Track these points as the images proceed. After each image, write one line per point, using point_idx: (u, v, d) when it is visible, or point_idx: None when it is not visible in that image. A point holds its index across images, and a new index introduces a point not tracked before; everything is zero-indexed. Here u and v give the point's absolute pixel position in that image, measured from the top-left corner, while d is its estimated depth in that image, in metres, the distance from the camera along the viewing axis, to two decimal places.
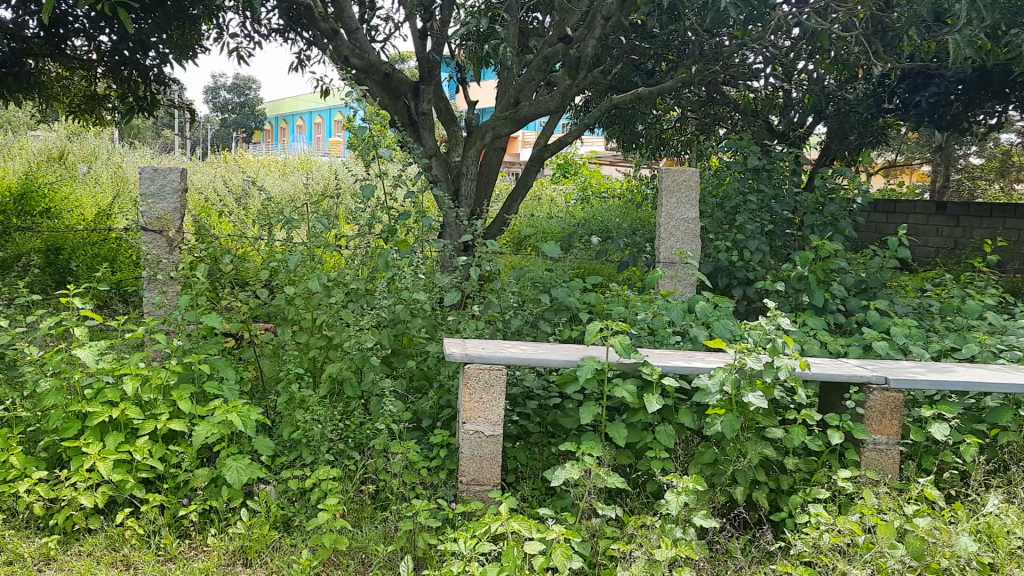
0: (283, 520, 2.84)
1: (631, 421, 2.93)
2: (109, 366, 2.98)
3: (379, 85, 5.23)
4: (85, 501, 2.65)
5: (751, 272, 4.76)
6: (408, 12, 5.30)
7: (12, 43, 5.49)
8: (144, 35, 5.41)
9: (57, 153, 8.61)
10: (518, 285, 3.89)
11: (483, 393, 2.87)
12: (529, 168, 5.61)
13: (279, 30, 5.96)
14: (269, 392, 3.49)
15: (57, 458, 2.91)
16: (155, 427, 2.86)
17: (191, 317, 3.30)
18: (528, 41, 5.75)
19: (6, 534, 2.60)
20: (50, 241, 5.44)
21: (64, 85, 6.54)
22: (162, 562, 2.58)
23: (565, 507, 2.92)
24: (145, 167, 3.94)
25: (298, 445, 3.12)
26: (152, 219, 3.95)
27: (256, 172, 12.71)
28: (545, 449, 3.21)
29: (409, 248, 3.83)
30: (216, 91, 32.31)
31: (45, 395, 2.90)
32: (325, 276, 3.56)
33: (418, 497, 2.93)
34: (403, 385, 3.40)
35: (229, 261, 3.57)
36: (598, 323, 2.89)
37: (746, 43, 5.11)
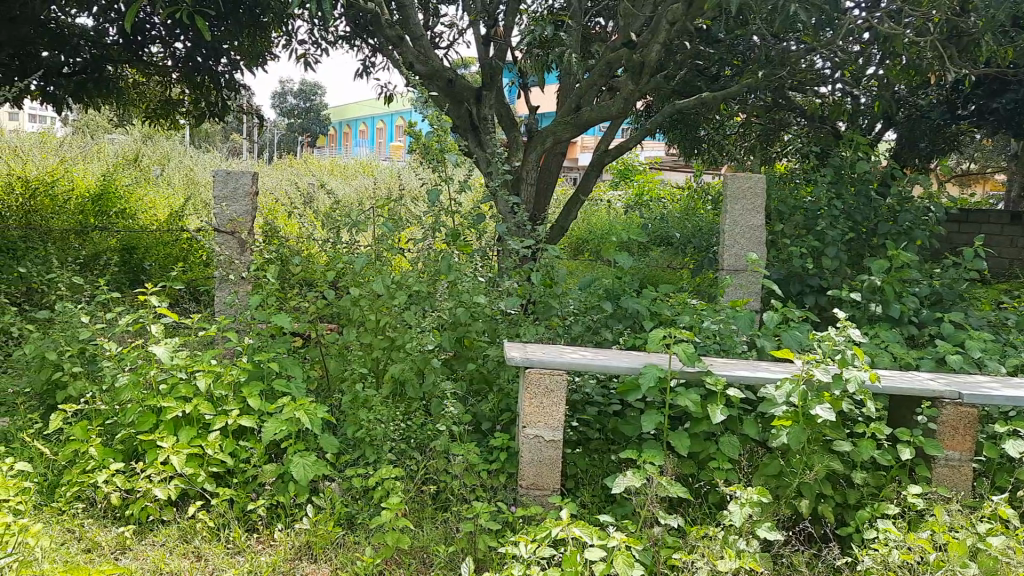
0: (347, 517, 2.89)
1: (694, 431, 2.90)
2: (183, 362, 3.08)
3: (442, 91, 5.28)
4: (160, 493, 2.73)
5: (817, 282, 4.67)
6: (472, 18, 5.35)
7: (93, 49, 5.75)
8: (217, 44, 5.57)
9: (132, 154, 8.89)
10: (581, 291, 3.89)
11: (543, 398, 2.88)
12: (589, 174, 5.58)
13: (346, 37, 6.07)
14: (335, 392, 3.55)
15: (133, 450, 3.00)
16: (225, 423, 2.96)
17: (261, 317, 3.40)
18: (591, 48, 5.74)
19: (85, 522, 2.70)
20: (126, 241, 5.69)
21: (140, 89, 6.77)
22: (231, 554, 2.66)
23: (625, 514, 2.91)
24: (219, 170, 4.05)
25: (362, 443, 3.19)
26: (224, 221, 4.05)
27: (319, 175, 12.96)
28: (605, 456, 3.20)
29: (472, 252, 3.86)
30: (283, 96, 33.26)
31: (122, 389, 3.02)
32: (389, 279, 3.61)
33: (478, 498, 2.95)
34: (463, 388, 3.44)
35: (298, 263, 3.66)
36: (661, 331, 2.87)
37: (815, 48, 5.01)
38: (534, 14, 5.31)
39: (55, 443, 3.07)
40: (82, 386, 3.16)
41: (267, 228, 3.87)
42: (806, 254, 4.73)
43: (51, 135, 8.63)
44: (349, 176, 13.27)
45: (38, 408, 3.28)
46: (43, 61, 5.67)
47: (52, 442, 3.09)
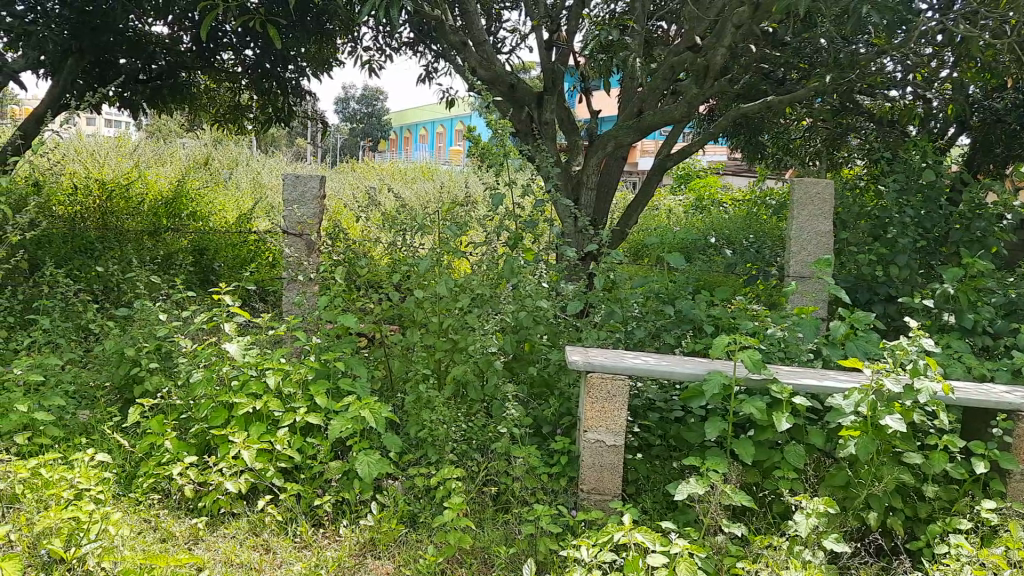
0: (410, 515, 2.93)
1: (759, 439, 2.87)
2: (254, 359, 3.18)
3: (504, 96, 5.31)
4: (232, 487, 2.82)
5: (886, 290, 4.56)
6: (534, 23, 5.37)
7: (168, 57, 6.00)
8: (286, 52, 5.72)
9: (203, 158, 9.16)
10: (643, 296, 3.86)
11: (605, 402, 2.87)
12: (651, 178, 5.55)
13: (409, 43, 6.16)
14: (398, 392, 3.61)
15: (205, 444, 3.11)
16: (293, 419, 3.04)
17: (328, 317, 3.48)
18: (653, 52, 5.71)
19: (161, 512, 2.79)
20: (197, 243, 5.90)
21: (211, 96, 6.97)
22: (299, 548, 2.73)
23: (687, 521, 2.89)
24: (289, 174, 4.17)
25: (424, 443, 3.22)
26: (293, 223, 4.15)
27: (380, 178, 13.12)
28: (667, 463, 3.18)
29: (534, 255, 3.87)
30: (345, 101, 33.87)
31: (196, 385, 3.13)
32: (452, 281, 3.64)
33: (539, 501, 2.97)
34: (524, 391, 3.45)
35: (364, 265, 3.73)
36: (726, 337, 2.84)
37: (886, 50, 4.89)
38: (597, 18, 5.30)
39: (133, 436, 3.19)
40: (158, 381, 3.28)
41: (333, 230, 3.94)
42: (876, 261, 4.62)
43: (127, 139, 8.94)
44: (409, 180, 13.44)
45: (117, 402, 3.41)
46: (121, 68, 5.88)
47: (129, 435, 3.21)
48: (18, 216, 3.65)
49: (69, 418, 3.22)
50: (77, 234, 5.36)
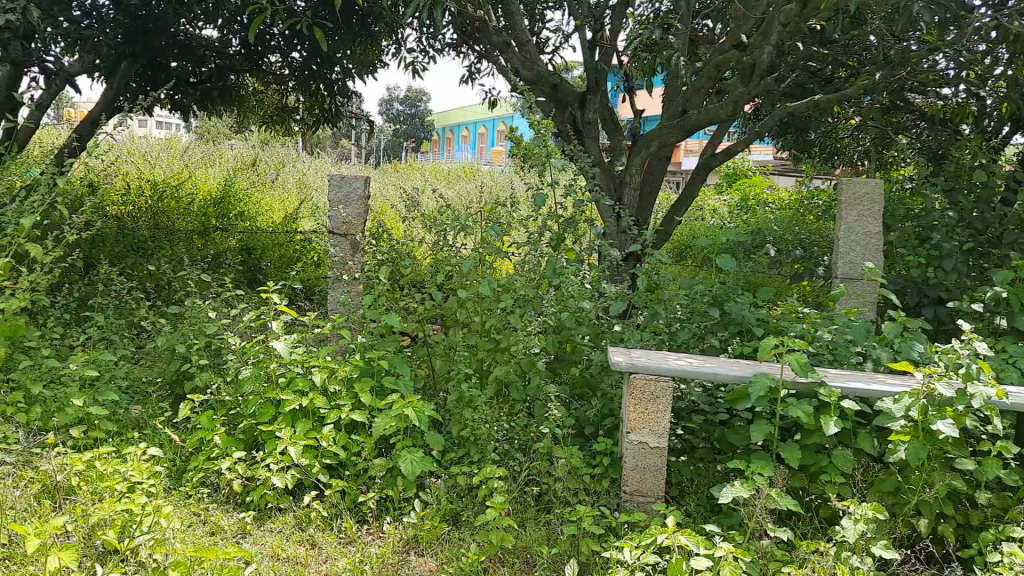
0: (452, 514, 2.95)
1: (805, 443, 2.83)
2: (300, 357, 3.23)
3: (547, 96, 5.31)
4: (278, 482, 2.87)
5: (937, 292, 4.45)
6: (578, 23, 5.35)
7: (217, 60, 6.12)
8: (332, 54, 5.79)
9: (250, 159, 9.32)
10: (688, 297, 3.82)
11: (648, 404, 2.86)
12: (696, 178, 5.50)
13: (453, 44, 6.19)
14: (441, 391, 3.63)
15: (253, 440, 3.17)
16: (338, 417, 3.09)
17: (372, 316, 3.52)
18: (698, 50, 5.66)
19: (210, 506, 2.85)
20: (245, 242, 6.02)
21: (259, 98, 7.08)
22: (343, 544, 2.76)
23: (732, 525, 2.86)
24: (334, 175, 4.23)
25: (466, 442, 3.24)
26: (338, 223, 4.21)
27: (424, 179, 13.23)
28: (711, 466, 3.15)
29: (577, 255, 3.87)
30: (389, 103, 34.22)
31: (245, 381, 3.19)
32: (495, 282, 3.65)
33: (581, 502, 2.96)
34: (566, 391, 3.45)
35: (407, 264, 3.76)
36: (772, 339, 2.81)
37: (938, 47, 4.78)
38: (640, 17, 5.27)
39: (183, 431, 3.26)
40: (208, 377, 3.35)
41: (378, 230, 3.98)
42: (927, 263, 4.51)
43: (177, 141, 9.14)
44: (452, 181, 13.53)
45: (169, 397, 3.49)
46: (173, 71, 6.02)
47: (180, 430, 3.28)
48: (75, 216, 3.75)
49: (123, 413, 3.30)
50: (130, 233, 5.49)
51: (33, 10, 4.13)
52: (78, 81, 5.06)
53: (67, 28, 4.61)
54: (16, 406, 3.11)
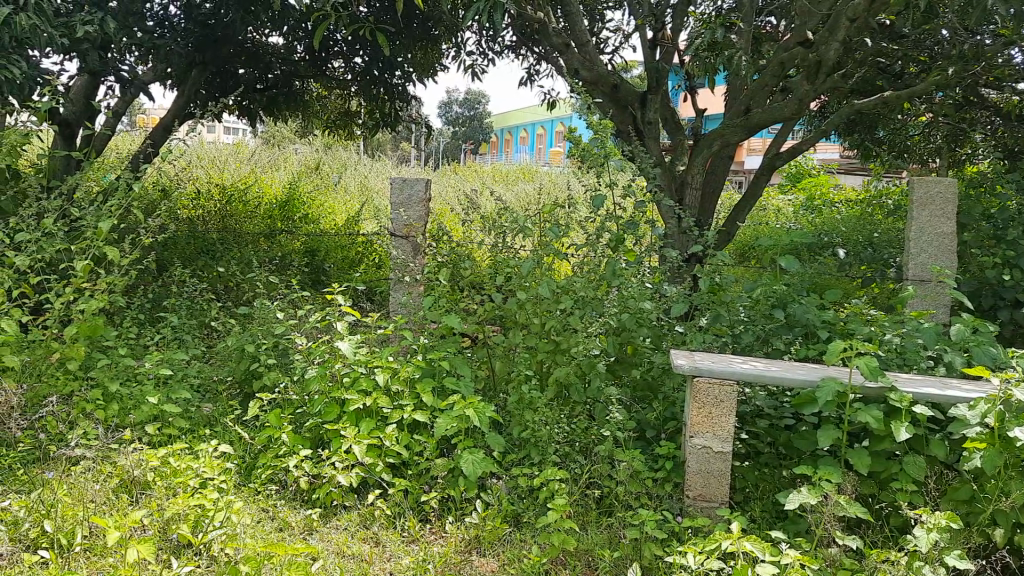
0: (514, 515, 2.96)
1: (875, 449, 2.76)
2: (363, 357, 3.29)
3: (607, 97, 5.29)
4: (343, 480, 2.92)
5: (1014, 295, 4.29)
6: (638, 22, 5.31)
7: (283, 66, 6.27)
8: (393, 58, 5.87)
9: (314, 163, 9.50)
10: (751, 299, 3.76)
11: (712, 407, 2.82)
12: (759, 178, 5.41)
13: (512, 46, 6.21)
14: (501, 392, 3.64)
15: (318, 438, 3.24)
16: (401, 417, 3.13)
17: (433, 317, 3.56)
18: (761, 48, 5.56)
19: (278, 503, 2.92)
20: (308, 245, 6.17)
21: (322, 103, 7.21)
22: (406, 542, 2.80)
23: (798, 532, 2.80)
24: (395, 177, 4.28)
25: (527, 444, 3.25)
26: (400, 225, 4.27)
27: (483, 181, 13.32)
28: (776, 471, 3.10)
29: (636, 256, 3.80)
30: (448, 105, 34.53)
31: (311, 381, 3.26)
32: (555, 283, 3.64)
33: (643, 506, 2.94)
34: (627, 394, 3.42)
35: (468, 266, 3.79)
36: (840, 342, 2.74)
37: (1015, 40, 4.61)
38: (702, 16, 5.21)
39: (252, 429, 3.35)
40: (275, 377, 3.43)
41: (438, 232, 4.01)
42: (1004, 264, 4.35)
43: (244, 145, 9.38)
44: (510, 182, 13.59)
45: (238, 396, 3.59)
46: (240, 78, 6.18)
47: (249, 427, 3.37)
48: (150, 219, 3.88)
49: (194, 410, 3.40)
50: (199, 237, 5.67)
51: (109, 22, 4.29)
52: (151, 89, 5.24)
53: (141, 38, 4.78)
54: (95, 403, 3.23)
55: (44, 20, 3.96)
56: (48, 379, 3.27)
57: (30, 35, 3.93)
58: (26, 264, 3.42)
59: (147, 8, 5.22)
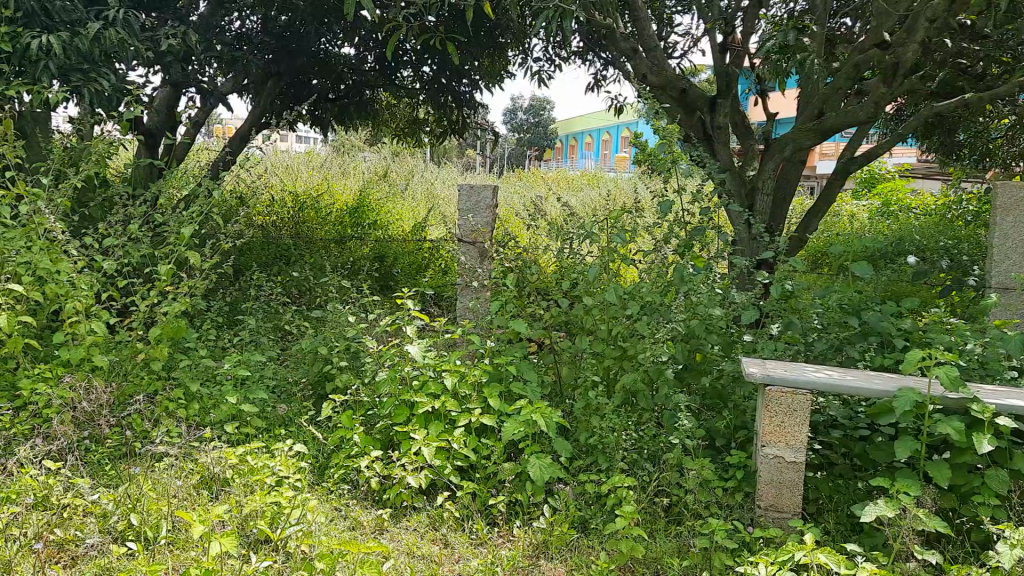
0: (581, 521, 2.95)
1: (955, 462, 2.67)
2: (432, 361, 3.34)
3: (675, 102, 5.24)
4: (413, 482, 2.97)
5: None
6: (707, 26, 5.25)
7: (354, 76, 6.40)
8: (461, 67, 5.95)
9: (382, 170, 9.66)
10: (824, 306, 3.67)
11: (784, 417, 2.77)
12: (832, 183, 5.29)
13: (579, 52, 6.22)
14: (568, 398, 3.63)
15: (389, 440, 3.30)
16: (469, 420, 3.17)
17: (501, 322, 3.58)
18: (834, 50, 5.44)
19: (351, 502, 2.99)
20: (378, 251, 6.32)
21: (391, 111, 7.34)
22: (474, 544, 2.83)
23: (874, 546, 2.73)
24: (463, 184, 4.32)
25: (594, 450, 3.24)
26: (467, 231, 4.31)
27: (548, 187, 13.35)
28: (852, 483, 3.02)
29: (705, 262, 3.73)
30: (513, 112, 34.74)
31: (381, 384, 3.31)
32: (623, 289, 3.62)
33: (713, 516, 2.91)
34: (696, 402, 3.38)
35: (535, 272, 3.80)
36: (919, 351, 2.66)
37: None
38: (773, 18, 5.12)
39: (325, 430, 3.43)
40: (347, 379, 3.50)
41: (505, 238, 4.04)
42: None
43: (316, 154, 9.60)
44: (576, 188, 13.59)
45: (311, 397, 3.67)
46: (314, 88, 6.35)
47: (323, 428, 3.46)
48: (229, 224, 4.00)
49: (271, 411, 3.50)
50: (272, 245, 5.84)
51: (192, 35, 4.46)
52: (230, 99, 5.43)
53: (221, 51, 4.96)
54: (178, 402, 3.35)
55: (132, 35, 4.15)
56: (134, 378, 3.41)
57: (119, 49, 4.11)
58: (114, 267, 3.56)
59: (226, 22, 5.41)
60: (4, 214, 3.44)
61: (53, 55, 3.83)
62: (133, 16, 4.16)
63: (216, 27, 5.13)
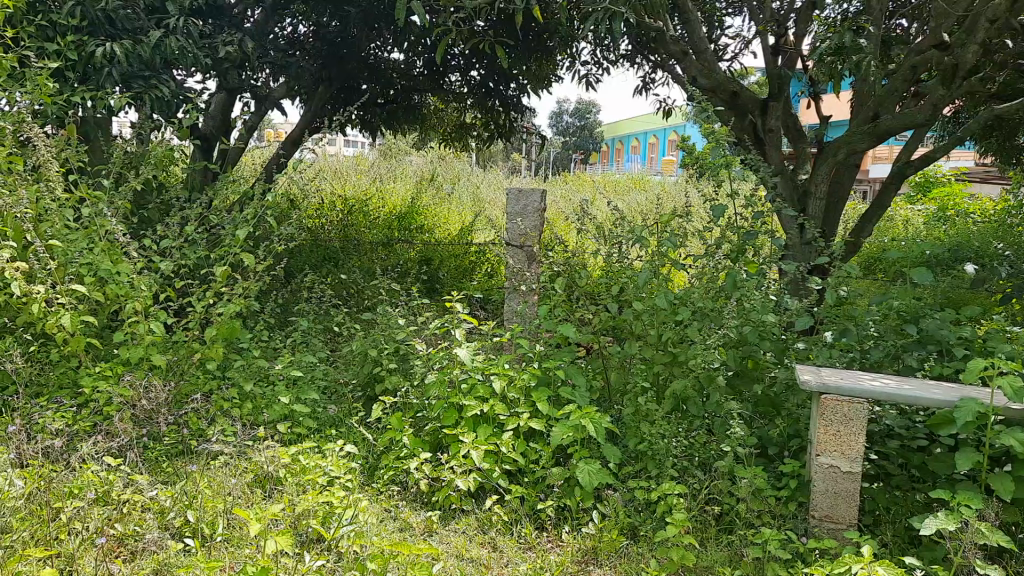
0: (630, 528, 2.93)
1: (1019, 475, 2.58)
2: (481, 365, 3.34)
3: (726, 104, 5.18)
4: (463, 485, 2.98)
5: None
6: (760, 28, 5.18)
7: (402, 81, 6.46)
8: (509, 70, 5.97)
9: (429, 173, 9.74)
10: (881, 313, 3.59)
11: (840, 426, 2.72)
12: (888, 188, 5.18)
13: (628, 55, 6.19)
14: (616, 404, 3.61)
15: (437, 442, 3.32)
16: (518, 424, 3.17)
17: (550, 326, 3.57)
18: (890, 51, 5.32)
19: (401, 504, 3.00)
20: (424, 254, 6.37)
21: (439, 116, 7.38)
22: (523, 549, 2.83)
23: (934, 560, 2.65)
24: (512, 188, 4.35)
25: (644, 457, 3.21)
26: (516, 235, 4.31)
27: (596, 190, 13.33)
28: (910, 495, 2.94)
29: (759, 268, 3.65)
30: (559, 116, 34.78)
31: (430, 386, 3.33)
32: (673, 294, 3.58)
33: (766, 525, 2.87)
34: (749, 409, 3.33)
35: (584, 276, 3.78)
36: (981, 360, 2.58)
37: None
38: (827, 20, 5.03)
39: (376, 431, 3.46)
40: (396, 381, 3.53)
41: (554, 242, 4.03)
42: None
43: (365, 158, 9.72)
44: (623, 192, 13.53)
45: (361, 398, 3.71)
46: (363, 93, 6.43)
47: (372, 429, 3.49)
48: (282, 228, 4.06)
49: (322, 412, 3.55)
50: (323, 246, 5.92)
51: (248, 42, 4.55)
52: (282, 105, 5.53)
53: (275, 57, 5.05)
54: (232, 402, 3.42)
55: (191, 43, 4.24)
56: (190, 378, 3.48)
57: (178, 56, 4.21)
58: (172, 269, 3.64)
59: (279, 29, 5.50)
60: (68, 216, 3.54)
61: (116, 63, 3.93)
62: (192, 24, 4.26)
63: (270, 34, 5.22)
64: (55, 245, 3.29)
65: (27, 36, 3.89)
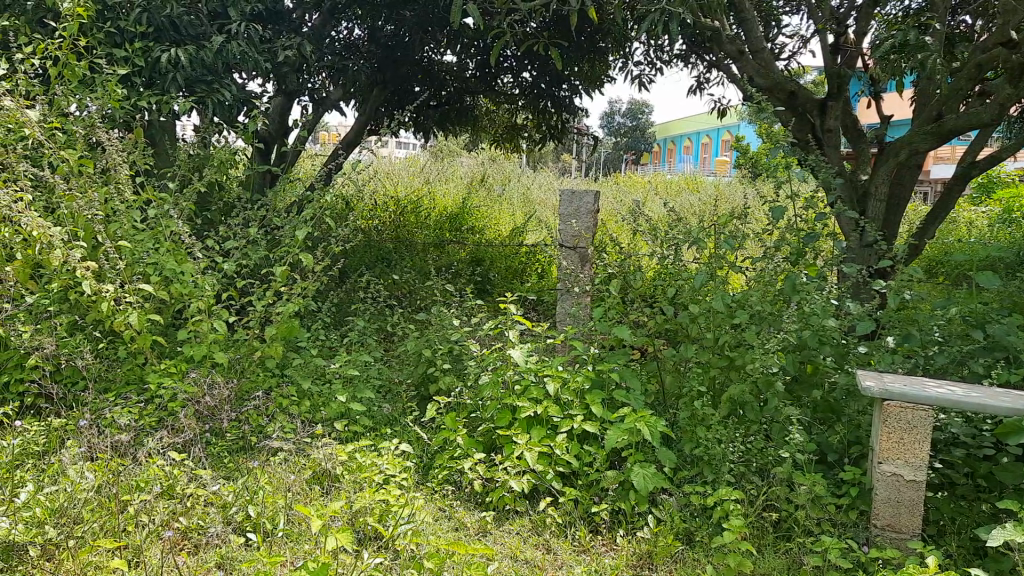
0: (685, 533, 2.90)
1: None
2: (534, 366, 3.34)
3: (783, 104, 5.10)
4: (517, 486, 2.99)
5: None
6: (818, 27, 5.08)
7: (455, 83, 6.49)
8: (562, 71, 5.96)
9: (480, 174, 9.78)
10: (945, 319, 3.49)
11: (904, 433, 2.65)
12: (951, 190, 5.04)
13: (682, 55, 6.13)
14: (671, 407, 3.58)
15: (491, 443, 3.33)
16: (572, 427, 3.17)
17: (604, 329, 3.56)
18: (955, 48, 5.17)
19: (455, 504, 3.02)
20: (474, 255, 6.40)
21: (491, 117, 7.40)
22: (577, 551, 2.83)
23: (1001, 572, 2.58)
24: (565, 189, 4.31)
25: (699, 461, 3.18)
26: (569, 237, 4.30)
27: (647, 191, 13.21)
28: (976, 505, 2.86)
29: (818, 271, 3.57)
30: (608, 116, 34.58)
31: (484, 387, 3.35)
32: (729, 297, 3.53)
33: (825, 533, 2.83)
34: (808, 415, 3.27)
35: (638, 279, 3.75)
36: None
37: None
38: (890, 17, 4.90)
39: (430, 430, 3.49)
40: (451, 381, 3.55)
41: (608, 244, 4.01)
42: None
43: (416, 160, 9.80)
44: (675, 193, 13.39)
45: (416, 398, 3.74)
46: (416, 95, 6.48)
47: (427, 428, 3.53)
48: (338, 229, 4.12)
49: (377, 410, 3.59)
50: (376, 246, 6.00)
51: (306, 46, 4.63)
52: (338, 107, 5.61)
53: (331, 61, 5.12)
54: (291, 400, 3.48)
55: (251, 47, 4.32)
56: (250, 376, 3.56)
57: (240, 61, 4.30)
58: (233, 269, 3.73)
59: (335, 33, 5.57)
60: (135, 217, 3.65)
61: (180, 68, 4.03)
62: (253, 28, 4.34)
63: (327, 38, 5.29)
64: (124, 246, 3.40)
65: (97, 43, 4.01)
